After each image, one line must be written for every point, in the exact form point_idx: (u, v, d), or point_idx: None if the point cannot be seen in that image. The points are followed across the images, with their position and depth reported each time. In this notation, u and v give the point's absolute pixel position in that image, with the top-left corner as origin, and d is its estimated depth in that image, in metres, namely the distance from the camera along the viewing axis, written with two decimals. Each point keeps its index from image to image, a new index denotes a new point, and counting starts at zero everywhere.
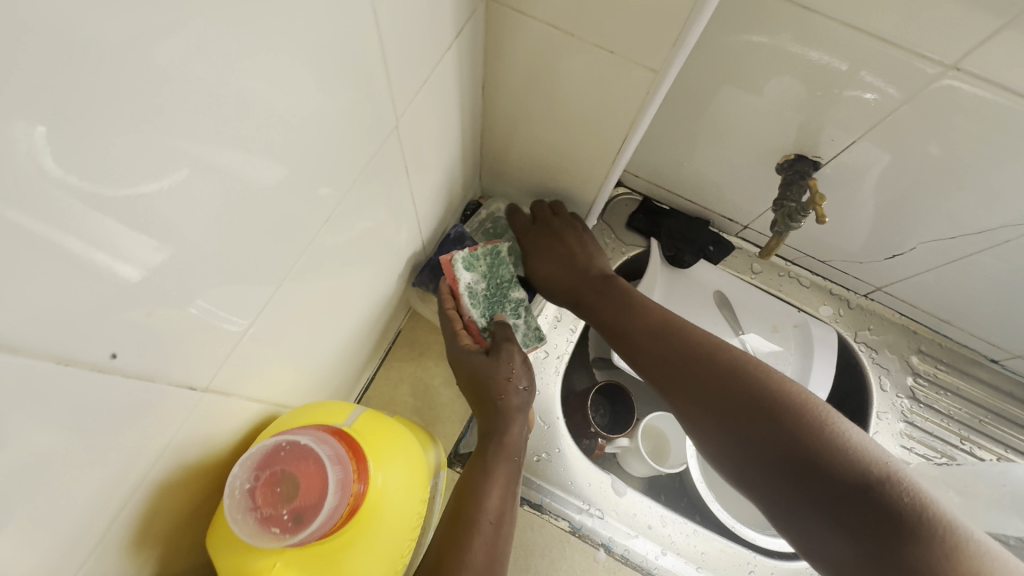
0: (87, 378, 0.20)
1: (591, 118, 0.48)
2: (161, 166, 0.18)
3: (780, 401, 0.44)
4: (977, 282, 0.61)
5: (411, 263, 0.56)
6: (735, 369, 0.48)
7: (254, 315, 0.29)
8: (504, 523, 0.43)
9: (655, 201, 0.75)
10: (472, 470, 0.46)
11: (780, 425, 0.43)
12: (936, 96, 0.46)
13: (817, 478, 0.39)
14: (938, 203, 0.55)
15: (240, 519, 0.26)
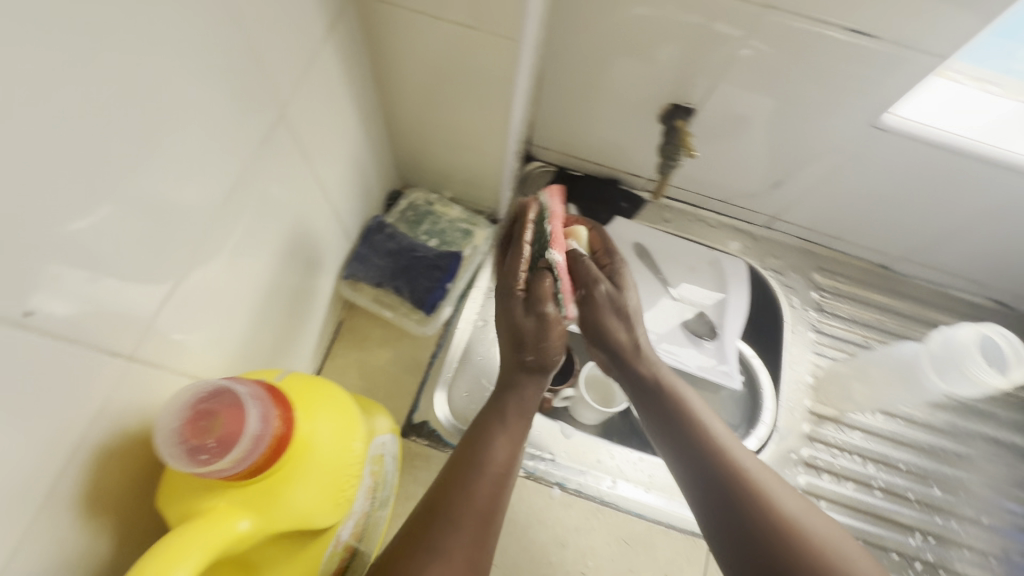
0: (6, 332, 0.23)
1: (476, 91, 0.52)
2: (34, 138, 0.22)
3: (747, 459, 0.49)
4: (847, 195, 0.70)
5: (338, 252, 0.59)
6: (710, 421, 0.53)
7: (168, 290, 0.33)
8: (507, 476, 0.50)
9: (568, 169, 0.81)
10: (485, 418, 0.53)
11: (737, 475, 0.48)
12: (765, 30, 0.53)
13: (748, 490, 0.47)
14: (798, 130, 0.63)
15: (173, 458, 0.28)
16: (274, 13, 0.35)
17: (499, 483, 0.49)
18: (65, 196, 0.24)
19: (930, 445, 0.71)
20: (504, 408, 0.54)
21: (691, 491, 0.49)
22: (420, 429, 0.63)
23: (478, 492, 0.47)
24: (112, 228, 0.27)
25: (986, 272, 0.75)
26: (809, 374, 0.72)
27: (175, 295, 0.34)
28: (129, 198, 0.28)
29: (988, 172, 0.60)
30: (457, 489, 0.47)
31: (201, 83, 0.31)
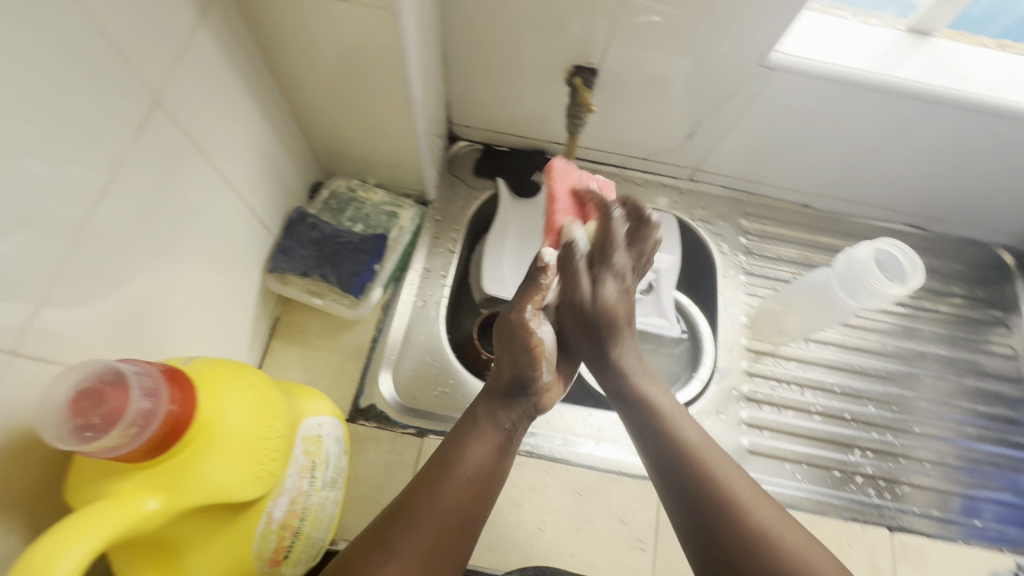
0: None
1: (367, 69, 0.52)
2: None
3: (723, 466, 0.51)
4: (757, 140, 0.72)
5: (259, 246, 0.59)
6: (690, 428, 0.54)
7: (42, 285, 0.33)
8: (477, 479, 0.51)
9: (494, 145, 0.82)
10: (465, 422, 0.55)
11: (711, 486, 0.49)
12: None
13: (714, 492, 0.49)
14: (698, 80, 0.65)
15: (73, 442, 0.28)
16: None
17: (470, 486, 0.50)
18: None
19: (861, 367, 0.75)
20: (477, 412, 0.55)
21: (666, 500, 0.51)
22: (367, 412, 0.63)
23: (447, 493, 0.49)
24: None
25: (896, 199, 0.80)
26: (743, 314, 0.75)
27: (53, 291, 0.33)
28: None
29: (875, 100, 0.63)
30: (426, 490, 0.49)
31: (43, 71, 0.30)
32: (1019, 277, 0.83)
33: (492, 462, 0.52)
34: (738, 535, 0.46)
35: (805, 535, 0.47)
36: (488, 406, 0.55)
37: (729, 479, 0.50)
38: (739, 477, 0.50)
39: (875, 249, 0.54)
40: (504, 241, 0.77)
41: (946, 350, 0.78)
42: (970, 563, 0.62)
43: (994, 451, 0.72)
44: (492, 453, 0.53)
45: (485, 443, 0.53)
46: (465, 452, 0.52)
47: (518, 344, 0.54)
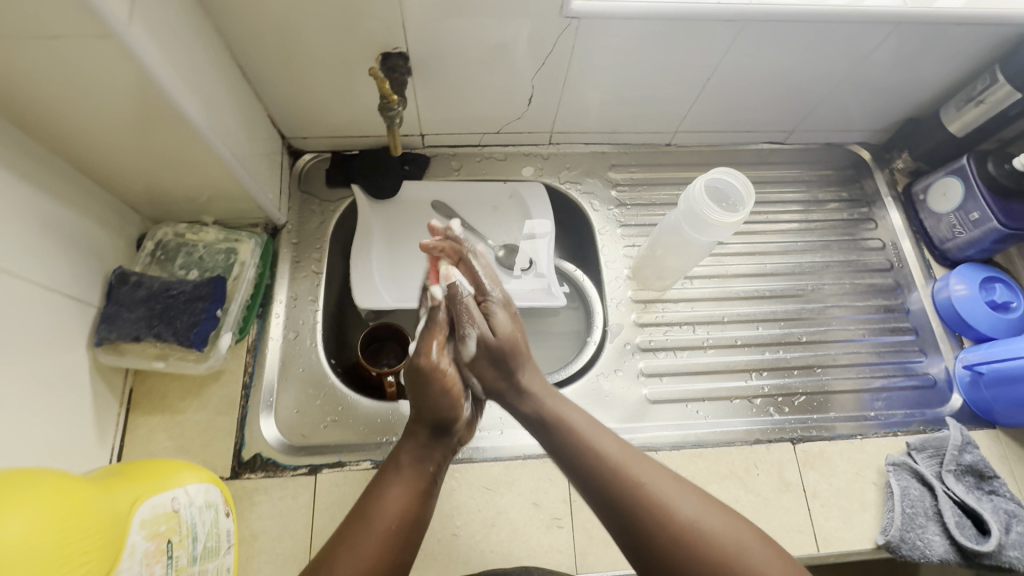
0: None
1: (126, 102, 0.47)
2: None
3: (658, 488, 0.49)
4: (597, 92, 0.71)
5: (76, 321, 0.53)
6: (620, 453, 0.51)
7: None
8: (401, 525, 0.50)
9: (342, 151, 0.77)
10: (388, 470, 0.53)
11: (634, 502, 0.48)
12: None
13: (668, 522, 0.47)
14: (512, 42, 0.62)
15: None
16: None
17: (391, 537, 0.48)
18: None
19: (746, 292, 0.76)
20: (399, 463, 0.54)
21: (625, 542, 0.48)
22: (252, 463, 0.59)
23: (365, 547, 0.47)
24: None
25: (749, 120, 0.80)
26: (626, 268, 0.75)
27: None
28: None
29: (689, 30, 0.62)
30: (345, 548, 0.47)
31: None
32: (877, 170, 0.86)
33: (411, 506, 0.51)
34: (665, 543, 0.46)
35: (725, 518, 0.47)
36: (408, 455, 0.54)
37: (646, 486, 0.49)
38: (657, 479, 0.49)
39: (704, 182, 0.54)
40: (371, 248, 0.73)
41: (823, 256, 0.81)
42: (869, 455, 0.64)
43: (880, 341, 0.75)
44: (416, 499, 0.52)
45: (408, 489, 0.52)
46: (386, 502, 0.50)
47: (434, 388, 0.55)
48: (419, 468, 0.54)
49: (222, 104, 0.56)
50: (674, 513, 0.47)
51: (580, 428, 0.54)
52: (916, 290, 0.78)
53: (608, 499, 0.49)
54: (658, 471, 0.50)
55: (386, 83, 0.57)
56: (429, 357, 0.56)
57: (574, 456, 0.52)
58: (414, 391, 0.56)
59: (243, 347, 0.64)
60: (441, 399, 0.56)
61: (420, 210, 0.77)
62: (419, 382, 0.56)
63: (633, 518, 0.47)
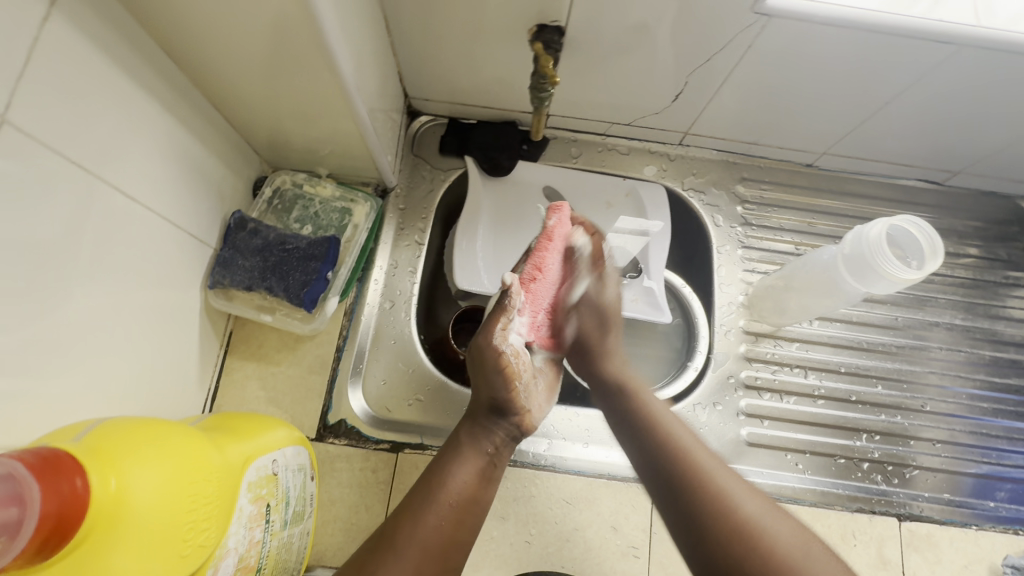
0: None
1: (283, 43, 0.44)
2: None
3: (725, 483, 0.46)
4: (754, 96, 0.63)
5: (194, 260, 0.53)
6: (691, 449, 0.49)
7: None
8: (464, 505, 0.48)
9: (459, 119, 0.73)
10: (447, 447, 0.52)
11: (693, 485, 0.46)
12: None
13: (721, 511, 0.44)
14: (685, 29, 0.55)
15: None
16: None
17: (453, 513, 0.47)
18: None
19: (868, 343, 0.69)
20: (459, 436, 0.52)
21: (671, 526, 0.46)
22: (337, 428, 0.59)
23: (427, 523, 0.46)
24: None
25: (912, 153, 0.71)
26: (741, 294, 0.69)
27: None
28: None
29: (891, 44, 0.53)
30: (407, 522, 0.46)
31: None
32: None
33: (474, 487, 0.50)
34: (717, 529, 0.43)
35: (792, 527, 0.43)
36: (470, 428, 0.53)
37: (713, 478, 0.46)
38: (727, 476, 0.46)
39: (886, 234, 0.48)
40: (477, 227, 0.70)
41: (962, 319, 0.72)
42: (981, 549, 0.58)
43: (1009, 426, 0.68)
44: (477, 479, 0.50)
45: (471, 467, 0.51)
46: (449, 480, 0.49)
47: (489, 370, 0.51)
48: (478, 444, 0.52)
49: (366, 57, 0.53)
50: (733, 505, 0.44)
51: (658, 414, 0.53)
52: None
53: (672, 486, 0.47)
54: (731, 472, 0.48)
55: (548, 61, 0.52)
56: (492, 341, 0.51)
57: (644, 438, 0.52)
58: (473, 370, 0.53)
59: (341, 310, 0.62)
60: (497, 378, 0.51)
61: (530, 194, 0.73)
62: (479, 364, 0.51)
63: (688, 500, 0.46)
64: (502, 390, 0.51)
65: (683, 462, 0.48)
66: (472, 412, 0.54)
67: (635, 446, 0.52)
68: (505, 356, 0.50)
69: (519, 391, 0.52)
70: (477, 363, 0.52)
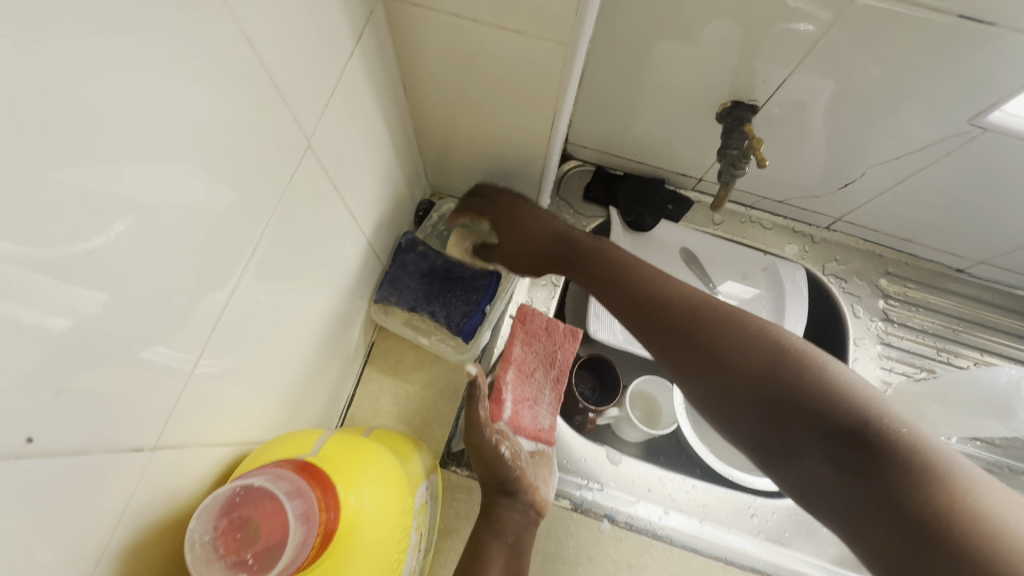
0: (22, 469, 0.20)
1: (521, 94, 0.46)
2: (27, 258, 0.19)
3: (789, 363, 0.40)
4: (930, 197, 0.61)
5: (368, 273, 0.55)
6: (734, 333, 0.44)
7: (200, 347, 0.30)
8: None
9: (608, 169, 0.75)
10: (467, 549, 0.47)
11: (766, 385, 0.40)
12: (861, 18, 0.44)
13: (805, 410, 0.38)
14: (880, 126, 0.54)
15: (283, 555, 0.25)
16: (268, 18, 0.28)
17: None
18: (83, 318, 0.22)
19: (1009, 468, 0.65)
20: (477, 537, 0.48)
21: (753, 442, 0.41)
22: (459, 457, 0.59)
23: None
24: (71, 305, 0.21)
25: None
26: (876, 391, 0.66)
27: (203, 353, 0.30)
28: (102, 256, 0.22)
29: None
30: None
31: (184, 119, 0.24)
32: None
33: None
34: (786, 403, 0.39)
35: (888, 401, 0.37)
36: (485, 526, 0.48)
37: (741, 336, 0.43)
38: (784, 350, 0.41)
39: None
40: None
41: None
42: None
43: None
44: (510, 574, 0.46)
45: (498, 564, 0.46)
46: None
47: (490, 458, 0.50)
48: (500, 536, 0.48)
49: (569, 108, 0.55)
50: (815, 389, 0.38)
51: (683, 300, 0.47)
52: None
53: (736, 393, 0.42)
54: (768, 327, 0.43)
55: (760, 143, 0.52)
56: (482, 432, 0.50)
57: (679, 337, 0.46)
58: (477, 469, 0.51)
59: None
60: (497, 463, 0.49)
61: (668, 253, 0.73)
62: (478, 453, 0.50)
63: (765, 406, 0.40)
64: (509, 466, 0.49)
65: (739, 363, 0.42)
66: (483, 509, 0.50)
67: (648, 324, 0.49)
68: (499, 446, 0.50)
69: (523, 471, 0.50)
70: (475, 456, 0.50)
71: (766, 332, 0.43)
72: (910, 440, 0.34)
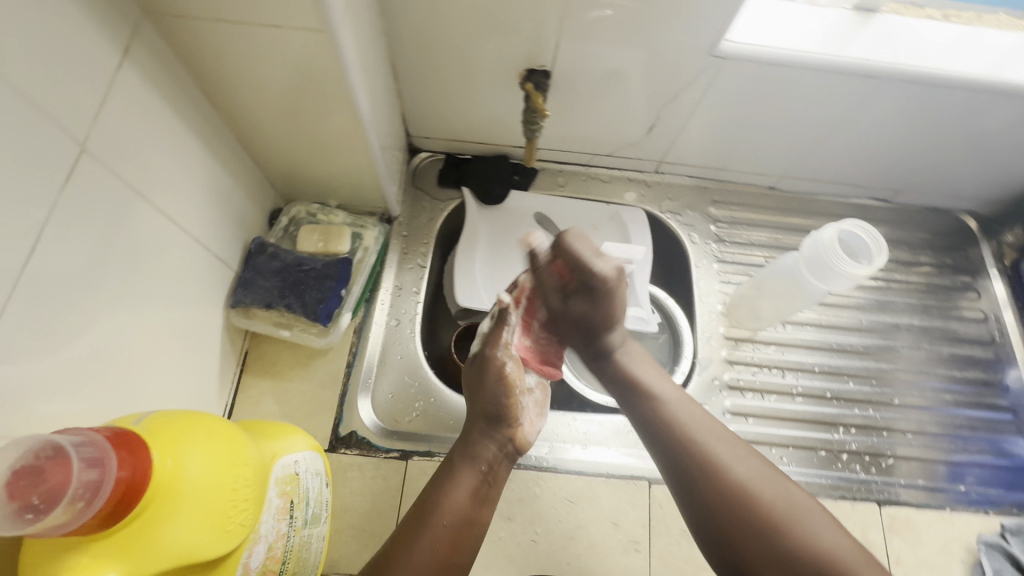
0: None
1: (313, 87, 0.50)
2: None
3: (756, 486, 0.51)
4: (718, 127, 0.71)
5: (219, 281, 0.57)
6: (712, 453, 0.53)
7: None
8: (460, 526, 0.51)
9: (456, 154, 0.81)
10: (442, 470, 0.55)
11: (737, 501, 0.51)
12: None
13: (763, 526, 0.49)
14: (648, 72, 0.63)
15: (70, 491, 0.29)
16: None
17: (446, 526, 0.50)
18: None
19: (837, 343, 0.76)
20: (453, 457, 0.55)
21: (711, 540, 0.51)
22: (347, 440, 0.62)
23: (420, 544, 0.49)
24: None
25: (861, 174, 0.80)
26: (719, 303, 0.75)
27: None
28: None
29: (828, 81, 0.62)
30: (404, 544, 0.49)
31: None
32: (984, 240, 0.83)
33: (467, 501, 0.52)
34: (749, 515, 0.50)
35: (817, 514, 0.50)
36: (463, 449, 0.56)
37: (721, 465, 0.52)
38: (751, 471, 0.52)
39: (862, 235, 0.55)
40: (474, 248, 0.75)
41: (920, 320, 0.79)
42: (957, 529, 0.63)
43: (971, 414, 0.73)
44: (471, 497, 0.53)
45: (464, 486, 0.53)
46: (444, 497, 0.52)
47: (491, 378, 0.57)
48: (473, 462, 0.55)
49: (380, 97, 0.60)
50: (773, 508, 0.50)
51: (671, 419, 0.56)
52: (1016, 367, 0.75)
53: (711, 505, 0.51)
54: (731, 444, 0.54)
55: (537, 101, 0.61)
56: (495, 349, 0.58)
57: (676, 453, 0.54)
58: (471, 394, 0.59)
59: (350, 327, 0.67)
60: (495, 386, 0.56)
61: (523, 219, 0.79)
62: (478, 377, 0.58)
63: (736, 520, 0.50)
64: (498, 398, 0.56)
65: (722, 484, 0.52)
66: (468, 429, 0.58)
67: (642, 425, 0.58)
68: (505, 365, 0.56)
69: (517, 401, 0.57)
70: (478, 379, 0.57)
71: (735, 456, 0.53)
72: (827, 542, 0.48)
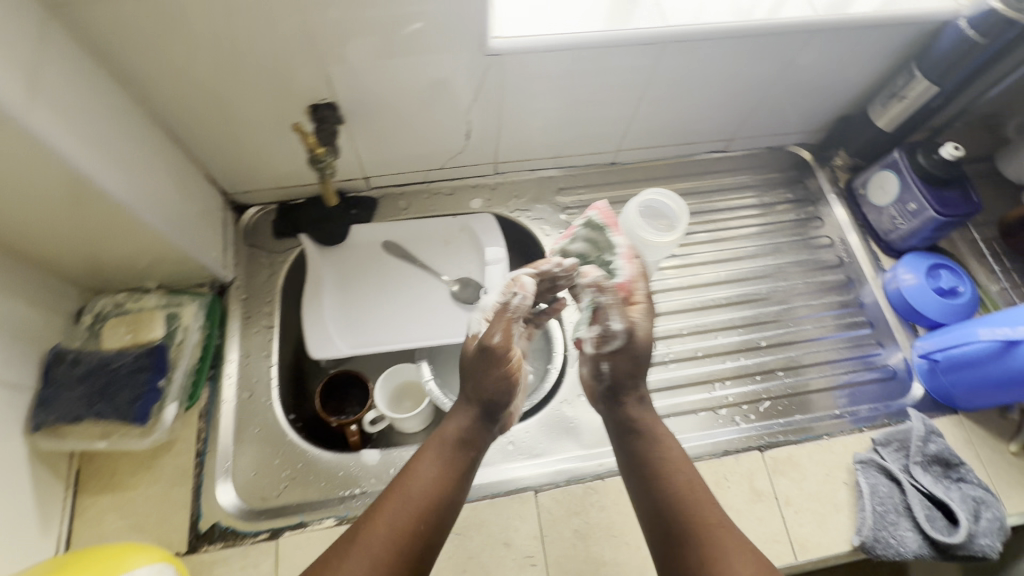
0: None
1: (39, 179, 0.45)
2: None
3: None
4: (533, 120, 0.71)
5: (12, 406, 0.52)
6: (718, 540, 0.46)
7: None
8: (441, 515, 0.48)
9: (288, 202, 0.77)
10: (436, 438, 0.52)
11: None
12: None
13: None
14: (434, 81, 0.62)
15: None
16: None
17: (418, 510, 0.47)
18: None
19: (702, 302, 0.77)
20: (450, 433, 0.52)
21: None
22: (210, 534, 0.57)
23: (400, 520, 0.46)
24: None
25: (690, 133, 0.81)
26: None
27: None
28: None
29: (612, 56, 0.63)
30: (383, 513, 0.46)
31: None
32: (818, 169, 0.87)
33: (442, 490, 0.49)
34: None
35: None
36: (461, 428, 0.53)
37: (723, 547, 0.45)
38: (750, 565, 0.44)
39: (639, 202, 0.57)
40: (323, 296, 0.72)
41: (777, 258, 0.81)
42: (836, 454, 0.65)
43: (838, 337, 0.76)
44: (453, 482, 0.50)
45: (450, 468, 0.50)
46: (428, 479, 0.49)
47: (497, 367, 0.52)
48: (462, 451, 0.51)
49: (147, 168, 0.55)
50: None
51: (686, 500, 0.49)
52: (867, 283, 0.78)
53: None
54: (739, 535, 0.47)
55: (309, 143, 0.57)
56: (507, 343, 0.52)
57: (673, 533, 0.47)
58: (473, 372, 0.53)
59: (194, 414, 0.62)
60: (500, 379, 0.52)
61: (371, 252, 0.76)
62: (486, 361, 0.52)
63: None
64: (502, 385, 0.53)
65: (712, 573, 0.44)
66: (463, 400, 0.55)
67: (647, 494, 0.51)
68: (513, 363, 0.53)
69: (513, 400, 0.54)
70: (484, 362, 0.52)
71: (738, 544, 0.46)
72: None
